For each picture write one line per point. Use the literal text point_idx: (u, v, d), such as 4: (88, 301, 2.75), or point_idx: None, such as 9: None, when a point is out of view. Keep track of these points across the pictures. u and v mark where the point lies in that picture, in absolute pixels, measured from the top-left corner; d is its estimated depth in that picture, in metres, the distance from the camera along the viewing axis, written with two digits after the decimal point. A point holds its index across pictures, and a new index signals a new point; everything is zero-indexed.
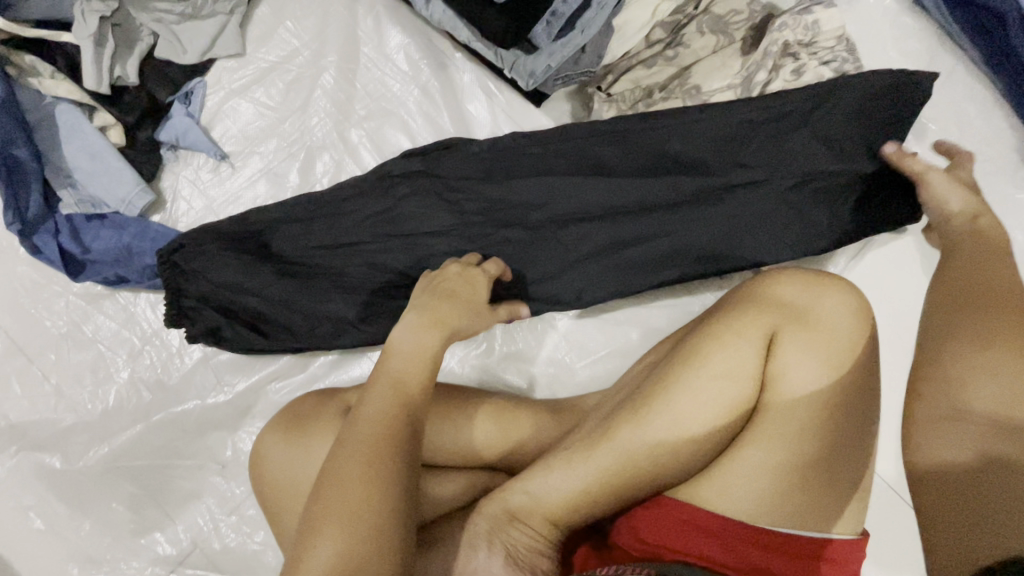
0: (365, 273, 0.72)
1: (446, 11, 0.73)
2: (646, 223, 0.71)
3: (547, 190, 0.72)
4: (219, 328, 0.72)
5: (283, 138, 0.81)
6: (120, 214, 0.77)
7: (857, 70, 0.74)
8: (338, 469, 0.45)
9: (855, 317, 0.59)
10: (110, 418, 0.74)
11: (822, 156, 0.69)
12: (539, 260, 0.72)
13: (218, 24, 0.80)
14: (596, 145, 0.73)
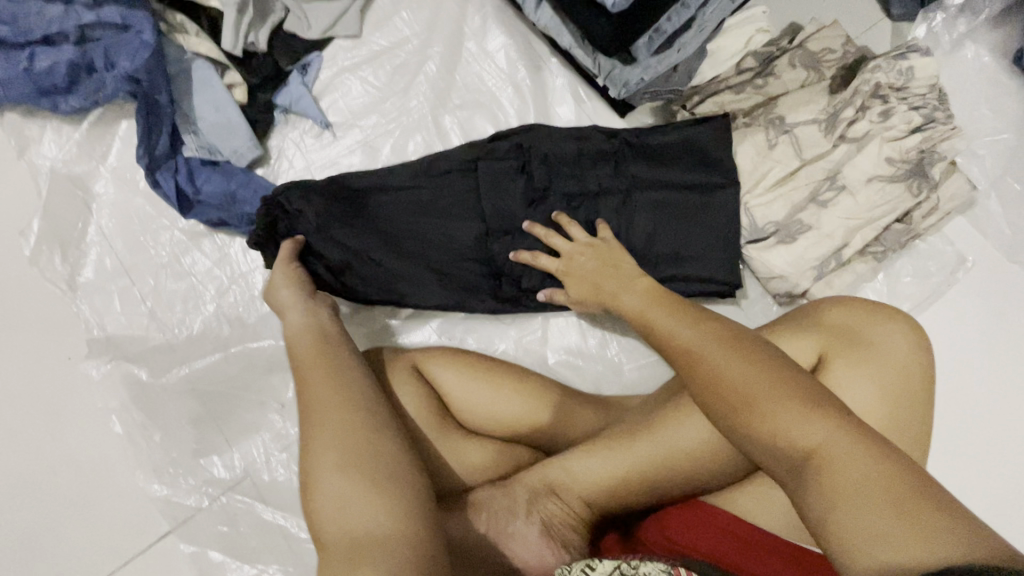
0: (442, 243, 0.77)
1: (554, 18, 0.76)
2: (711, 237, 0.77)
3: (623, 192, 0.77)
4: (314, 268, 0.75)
5: (383, 115, 0.88)
6: (230, 163, 0.85)
7: (948, 119, 0.75)
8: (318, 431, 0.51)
9: (913, 353, 0.60)
10: (192, 344, 0.82)
11: (880, 195, 0.76)
12: None
13: (342, 7, 0.88)
14: (671, 160, 0.78)
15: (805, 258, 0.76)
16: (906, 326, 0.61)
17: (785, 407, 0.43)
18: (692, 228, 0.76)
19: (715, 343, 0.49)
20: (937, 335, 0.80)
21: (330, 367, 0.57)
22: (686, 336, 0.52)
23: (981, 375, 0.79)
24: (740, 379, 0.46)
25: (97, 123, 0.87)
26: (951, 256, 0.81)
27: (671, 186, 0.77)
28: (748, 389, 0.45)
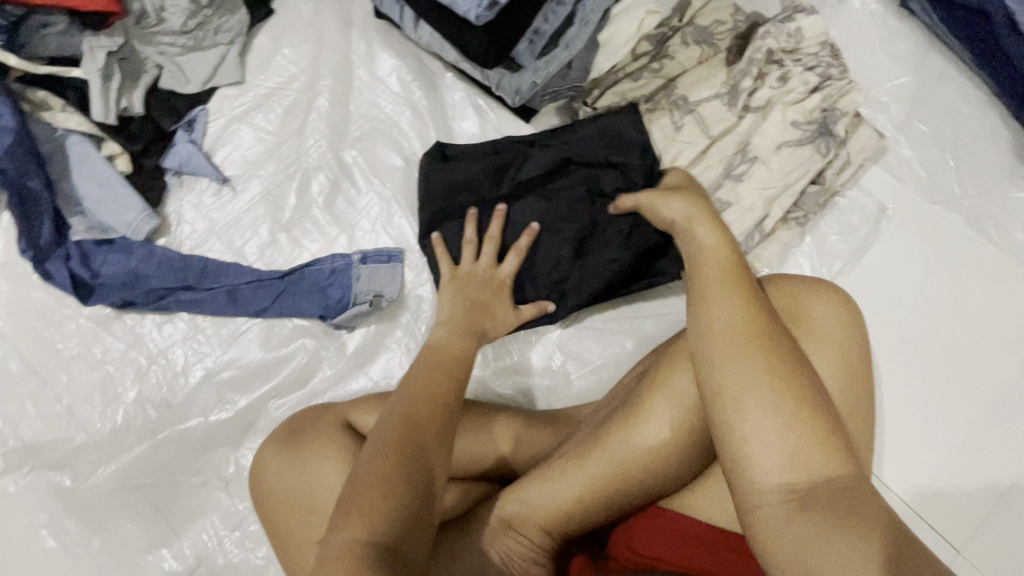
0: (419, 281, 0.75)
1: (434, 35, 0.75)
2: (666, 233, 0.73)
3: (573, 202, 0.74)
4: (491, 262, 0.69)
5: (282, 160, 0.84)
6: (127, 238, 0.80)
7: (843, 76, 0.75)
8: (385, 429, 0.53)
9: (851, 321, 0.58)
10: (118, 437, 0.77)
11: (793, 160, 0.75)
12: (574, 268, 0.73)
13: (218, 55, 0.84)
14: (587, 152, 0.75)
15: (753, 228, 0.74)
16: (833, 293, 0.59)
17: (788, 425, 0.44)
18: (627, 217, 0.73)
19: (748, 338, 0.48)
20: (872, 287, 0.80)
21: (444, 382, 0.59)
22: (715, 322, 0.50)
23: (919, 318, 0.79)
24: (756, 386, 0.46)
25: None
26: (872, 207, 0.81)
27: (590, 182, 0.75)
28: (785, 390, 0.45)
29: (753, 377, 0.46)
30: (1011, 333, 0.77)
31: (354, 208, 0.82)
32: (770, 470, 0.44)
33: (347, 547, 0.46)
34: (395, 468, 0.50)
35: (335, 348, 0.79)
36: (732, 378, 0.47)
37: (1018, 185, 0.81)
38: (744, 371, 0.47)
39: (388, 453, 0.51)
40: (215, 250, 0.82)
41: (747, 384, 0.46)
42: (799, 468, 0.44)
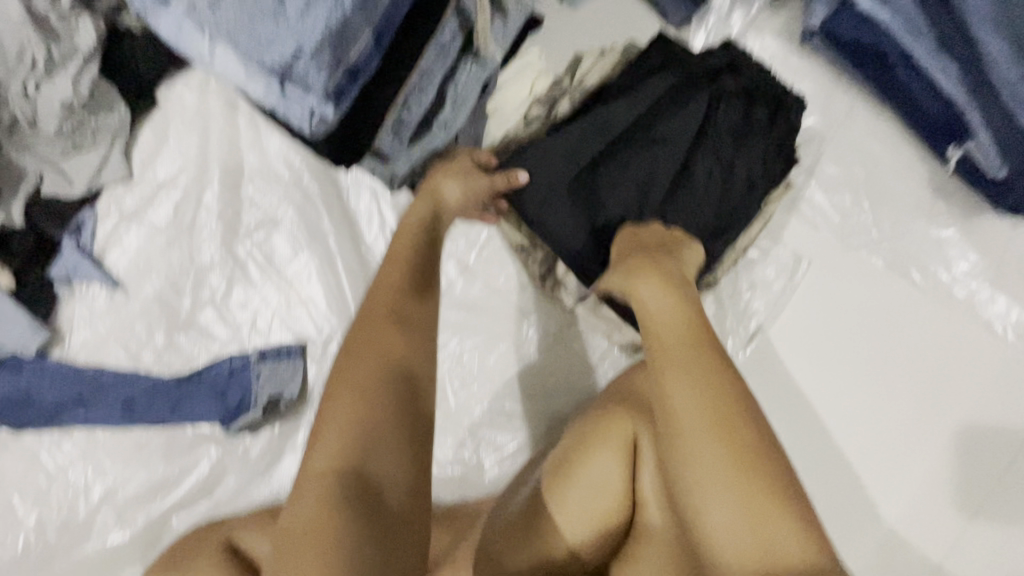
0: (593, 241, 0.67)
1: None
2: (696, 151, 0.68)
3: (651, 121, 0.69)
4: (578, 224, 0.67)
5: (174, 258, 0.81)
6: (16, 357, 0.77)
7: (745, 126, 0.69)
8: (363, 326, 0.55)
9: (713, 421, 0.44)
10: (21, 563, 0.74)
11: (695, 222, 0.68)
12: (600, 207, 0.67)
13: (101, 155, 0.81)
14: (654, 85, 0.69)
15: (741, 156, 0.69)
16: (712, 372, 0.47)
17: (739, 498, 0.42)
18: (702, 137, 0.68)
19: (709, 406, 0.45)
20: (794, 342, 0.77)
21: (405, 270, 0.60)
22: (677, 401, 0.46)
23: (847, 374, 0.76)
24: (709, 458, 0.43)
25: None
26: (787, 258, 0.77)
27: (688, 76, 0.70)
28: (722, 444, 0.44)
29: (703, 436, 0.44)
30: (961, 382, 0.74)
31: (249, 302, 0.79)
32: (733, 559, 0.42)
33: (323, 473, 0.47)
34: (363, 380, 0.51)
35: (237, 455, 0.76)
36: (692, 449, 0.44)
37: (940, 223, 0.77)
38: (704, 446, 0.44)
39: (363, 377, 0.51)
40: (110, 359, 0.79)
41: (698, 448, 0.44)
42: (758, 537, 0.41)
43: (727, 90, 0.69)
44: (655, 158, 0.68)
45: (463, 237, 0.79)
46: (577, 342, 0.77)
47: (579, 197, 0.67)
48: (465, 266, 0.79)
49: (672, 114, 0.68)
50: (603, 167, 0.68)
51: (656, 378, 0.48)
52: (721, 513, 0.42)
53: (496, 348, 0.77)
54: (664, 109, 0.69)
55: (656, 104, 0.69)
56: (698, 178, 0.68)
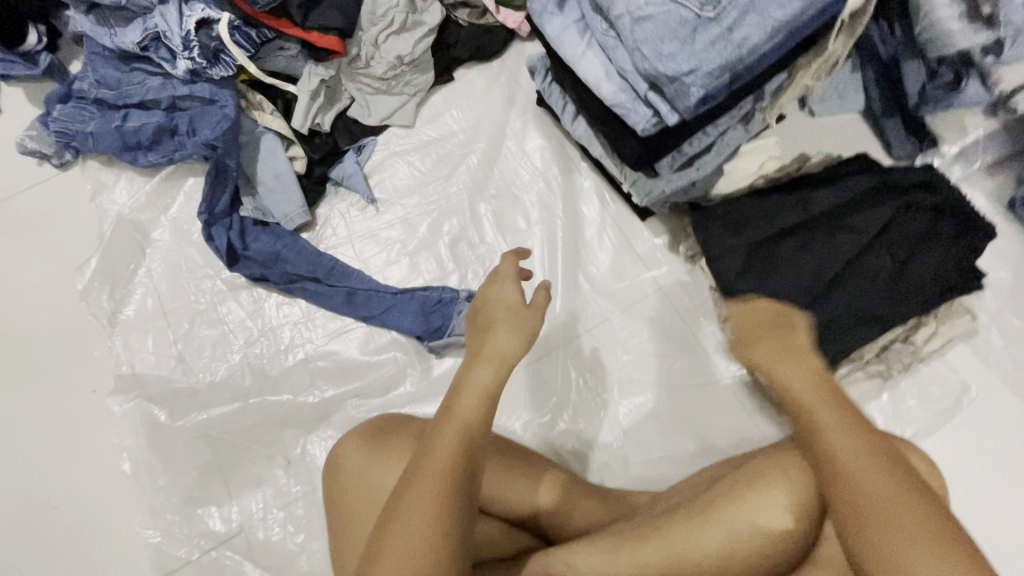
0: (766, 299, 0.79)
1: (589, 131, 0.86)
2: (880, 246, 0.78)
3: (839, 213, 0.80)
4: (759, 281, 0.79)
5: (424, 197, 0.96)
6: (280, 226, 0.92)
7: (934, 239, 0.77)
8: (457, 404, 0.57)
9: (871, 459, 0.49)
10: (214, 390, 0.85)
11: (868, 308, 0.77)
12: (780, 272, 0.79)
13: (401, 101, 0.99)
14: (847, 184, 0.81)
15: (925, 261, 0.77)
16: (862, 428, 0.51)
17: (917, 542, 0.44)
18: (886, 236, 0.78)
19: (869, 455, 0.49)
20: (945, 462, 0.80)
21: (477, 359, 0.60)
22: (836, 447, 0.50)
23: (989, 510, 0.78)
24: (870, 498, 0.47)
25: (168, 178, 0.97)
26: (955, 384, 0.83)
27: (885, 183, 0.80)
28: (887, 493, 0.46)
29: (874, 486, 0.47)
30: None
31: (473, 252, 0.93)
32: None
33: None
34: (444, 478, 0.51)
35: (420, 368, 0.86)
36: (857, 491, 0.47)
37: None
38: (870, 489, 0.47)
39: (426, 507, 0.49)
40: (345, 255, 0.93)
41: (865, 491, 0.47)
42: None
43: (916, 202, 0.78)
44: (840, 243, 0.78)
45: (667, 262, 0.90)
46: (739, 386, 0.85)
47: (762, 260, 0.80)
48: (661, 286, 0.90)
49: (858, 209, 0.79)
50: (788, 240, 0.80)
51: (804, 421, 0.54)
52: (902, 554, 0.44)
53: (667, 364, 0.86)
54: (854, 204, 0.80)
55: (844, 199, 0.80)
56: (869, 269, 0.78)
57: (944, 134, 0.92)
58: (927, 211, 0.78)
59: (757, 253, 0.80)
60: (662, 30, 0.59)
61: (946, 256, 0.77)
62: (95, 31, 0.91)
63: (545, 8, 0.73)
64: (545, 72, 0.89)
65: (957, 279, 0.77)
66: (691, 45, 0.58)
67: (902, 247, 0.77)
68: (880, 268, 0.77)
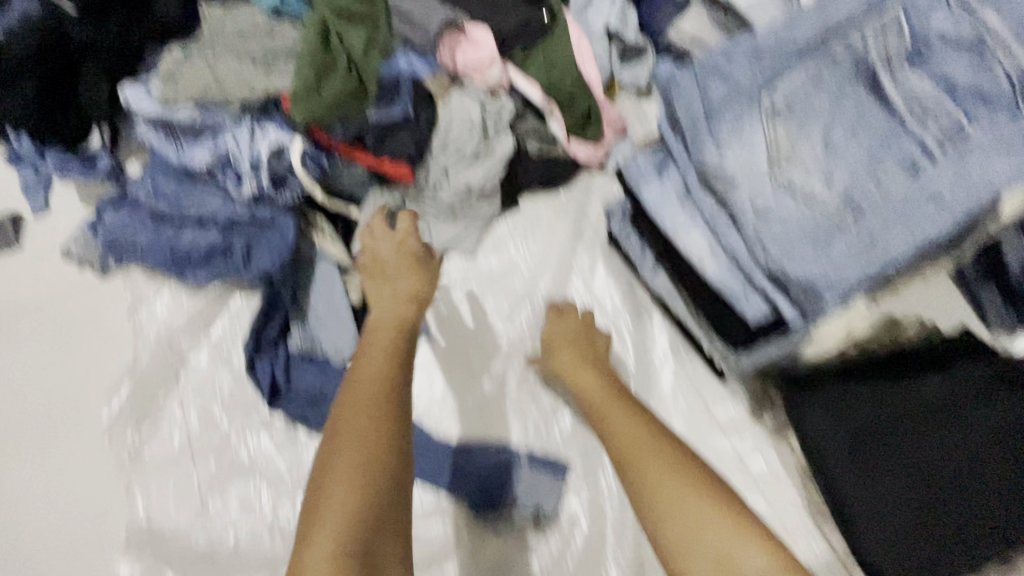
0: (865, 496, 0.70)
1: (671, 287, 0.80)
2: (1001, 449, 0.69)
3: (951, 405, 0.72)
4: (855, 475, 0.71)
5: (484, 334, 0.90)
6: (328, 359, 0.85)
7: None
8: (360, 370, 0.63)
9: (686, 480, 0.61)
10: (240, 556, 0.75)
11: (989, 521, 0.67)
12: (879, 466, 0.71)
13: (466, 229, 0.95)
14: (959, 372, 0.73)
15: None
16: (645, 427, 0.67)
17: (706, 514, 0.59)
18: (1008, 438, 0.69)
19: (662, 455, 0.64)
20: None
21: (387, 345, 0.65)
22: (621, 426, 0.68)
23: None
24: (670, 479, 0.62)
25: (213, 295, 0.91)
26: None
27: (1005, 374, 0.72)
28: (677, 470, 0.62)
29: (687, 488, 0.61)
30: None
31: (534, 401, 0.85)
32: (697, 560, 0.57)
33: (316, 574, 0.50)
34: (392, 450, 0.57)
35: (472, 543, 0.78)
36: (666, 490, 0.61)
37: None
38: (663, 483, 0.61)
39: (346, 471, 0.55)
40: None
41: (685, 496, 0.60)
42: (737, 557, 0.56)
43: None
44: (950, 441, 0.70)
45: (749, 431, 0.82)
46: None
47: (860, 450, 0.72)
48: (742, 460, 0.81)
49: (972, 403, 0.72)
50: (891, 430, 0.72)
51: (603, 424, 0.70)
52: (692, 526, 0.58)
53: None
54: (968, 397, 0.72)
55: (957, 390, 0.73)
56: (990, 474, 0.68)
57: None
58: None
59: (860, 443, 0.72)
60: (792, 233, 0.54)
61: None
62: (163, 144, 0.88)
63: (644, 173, 0.69)
64: (623, 217, 0.85)
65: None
66: (826, 253, 0.53)
67: None
68: (1004, 476, 0.68)
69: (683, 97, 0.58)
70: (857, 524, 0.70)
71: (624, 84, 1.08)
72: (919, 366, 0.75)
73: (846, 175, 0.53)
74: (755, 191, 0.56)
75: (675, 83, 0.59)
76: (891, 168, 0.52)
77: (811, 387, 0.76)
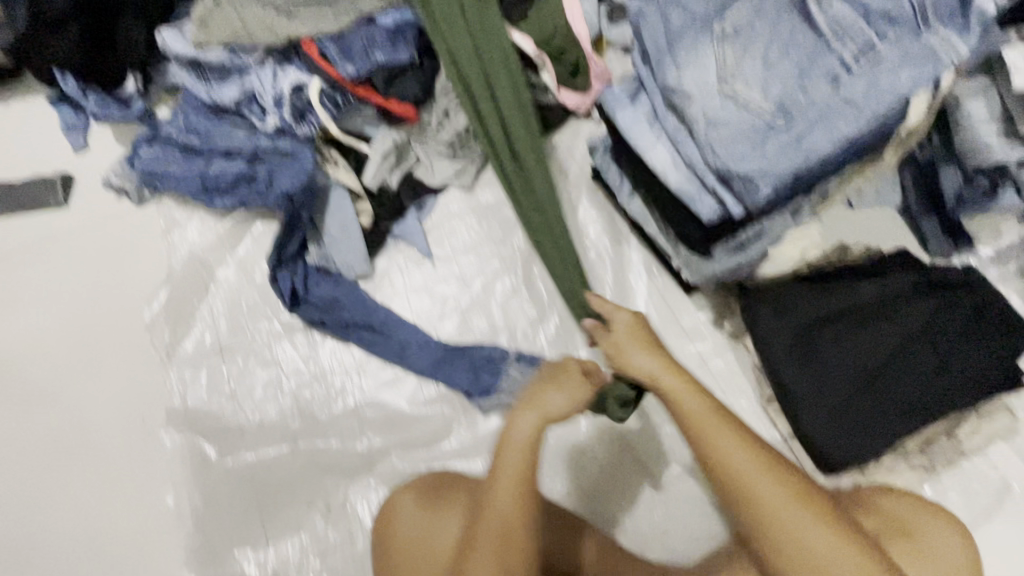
0: (808, 384, 0.81)
1: (644, 211, 0.91)
2: (924, 341, 0.81)
3: (886, 305, 0.83)
4: (799, 368, 0.82)
5: (480, 256, 1.01)
6: (341, 274, 0.97)
7: (970, 339, 0.81)
8: (511, 440, 0.65)
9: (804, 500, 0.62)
10: (262, 431, 0.87)
11: (910, 400, 0.80)
12: (822, 361, 0.82)
13: (465, 166, 1.05)
14: (896, 277, 0.84)
15: (963, 360, 0.80)
16: (733, 427, 0.66)
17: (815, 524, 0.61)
18: (934, 336, 0.81)
19: (751, 451, 0.64)
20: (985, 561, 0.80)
21: (554, 391, 0.67)
22: (690, 405, 0.67)
23: None
24: (762, 478, 0.63)
25: (238, 221, 1.02)
26: (997, 482, 0.84)
27: (933, 281, 0.84)
28: (767, 476, 0.63)
29: (758, 466, 0.63)
30: None
31: (523, 312, 0.96)
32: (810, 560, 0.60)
33: None
34: (529, 469, 0.64)
35: (467, 424, 0.88)
36: (738, 469, 0.63)
37: None
38: (739, 471, 0.63)
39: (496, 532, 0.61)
40: (400, 307, 0.97)
41: (764, 485, 0.63)
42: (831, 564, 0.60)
43: (959, 305, 0.82)
44: (882, 335, 0.82)
45: (710, 337, 0.94)
46: None
47: (806, 347, 0.83)
48: (704, 361, 0.92)
49: (905, 304, 0.82)
50: (836, 330, 0.83)
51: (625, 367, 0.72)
52: (767, 502, 0.62)
53: None
54: (904, 299, 0.83)
55: (895, 293, 0.83)
56: (912, 364, 0.81)
57: (978, 235, 0.96)
58: (973, 314, 0.82)
59: (809, 341, 0.83)
60: (736, 135, 0.65)
61: (988, 359, 0.80)
62: (196, 86, 0.99)
63: (618, 101, 0.79)
64: (604, 150, 0.96)
65: (998, 379, 0.80)
66: (763, 150, 0.64)
67: (950, 349, 0.81)
68: (924, 365, 0.80)
69: (649, 29, 0.70)
70: (799, 410, 0.81)
71: (612, 39, 1.17)
72: (864, 274, 0.85)
73: (779, 86, 0.64)
74: (707, 102, 0.66)
75: (642, 18, 0.70)
76: (816, 79, 0.64)
77: (765, 293, 0.86)
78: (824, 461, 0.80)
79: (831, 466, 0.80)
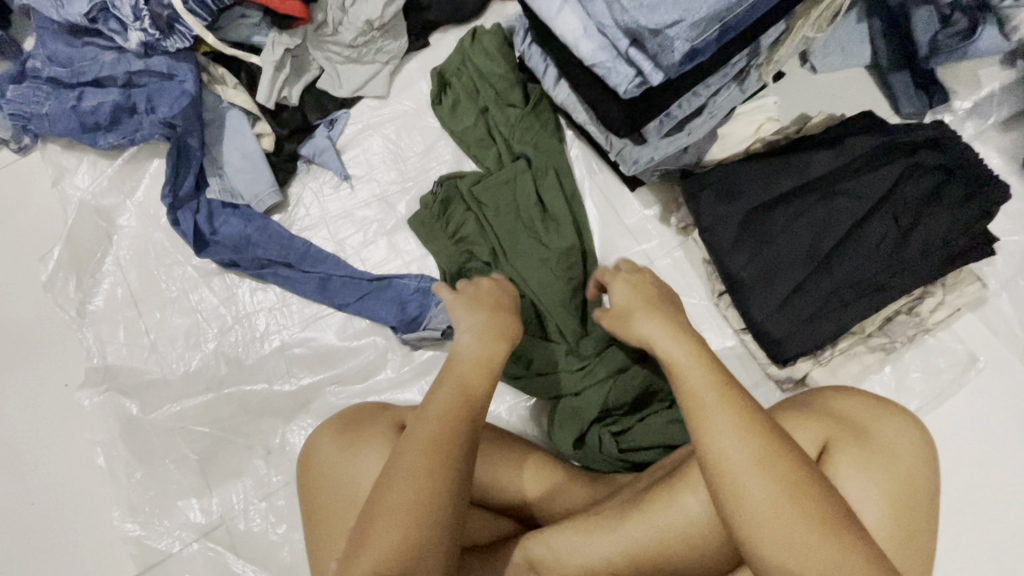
0: (756, 269, 0.75)
1: (572, 96, 0.79)
2: (885, 211, 0.72)
3: (841, 175, 0.74)
4: (746, 254, 0.75)
5: (402, 172, 0.92)
6: (250, 207, 0.88)
7: (938, 202, 0.71)
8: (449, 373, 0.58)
9: (719, 394, 0.51)
10: (187, 381, 0.83)
11: (866, 280, 0.72)
12: (771, 243, 0.74)
13: (374, 70, 0.92)
14: (852, 142, 0.75)
15: (928, 226, 0.71)
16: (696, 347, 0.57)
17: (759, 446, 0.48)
18: (896, 202, 0.72)
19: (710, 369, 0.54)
20: (946, 435, 0.77)
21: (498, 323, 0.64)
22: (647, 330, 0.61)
23: (990, 484, 0.75)
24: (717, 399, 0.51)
25: (130, 160, 0.92)
26: (962, 354, 0.79)
27: (895, 144, 0.74)
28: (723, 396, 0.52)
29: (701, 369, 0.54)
30: None
31: None
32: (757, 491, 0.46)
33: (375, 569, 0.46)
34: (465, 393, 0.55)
35: (401, 353, 0.84)
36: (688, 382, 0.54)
37: None
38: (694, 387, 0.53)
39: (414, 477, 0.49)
40: (320, 237, 0.90)
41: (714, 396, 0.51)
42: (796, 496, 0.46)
43: (923, 165, 0.72)
44: (837, 208, 0.73)
45: (656, 234, 0.86)
46: (734, 362, 0.83)
47: (754, 229, 0.75)
48: (651, 261, 0.85)
49: (864, 172, 0.73)
50: (787, 208, 0.75)
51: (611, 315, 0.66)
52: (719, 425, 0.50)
53: None
54: (863, 166, 0.74)
55: (852, 161, 0.74)
56: (871, 236, 0.72)
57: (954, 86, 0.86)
58: (942, 175, 0.71)
59: (755, 221, 0.75)
60: None
61: (959, 224, 0.70)
62: (41, 3, 0.83)
63: None
64: (524, 32, 0.82)
65: (966, 246, 0.71)
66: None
67: (919, 215, 0.71)
68: (885, 236, 0.72)
69: None
70: (746, 299, 0.75)
71: None
72: (817, 144, 0.76)
73: None
74: None
75: None
76: None
77: (711, 176, 0.78)
78: (774, 351, 0.75)
79: (781, 358, 0.74)
